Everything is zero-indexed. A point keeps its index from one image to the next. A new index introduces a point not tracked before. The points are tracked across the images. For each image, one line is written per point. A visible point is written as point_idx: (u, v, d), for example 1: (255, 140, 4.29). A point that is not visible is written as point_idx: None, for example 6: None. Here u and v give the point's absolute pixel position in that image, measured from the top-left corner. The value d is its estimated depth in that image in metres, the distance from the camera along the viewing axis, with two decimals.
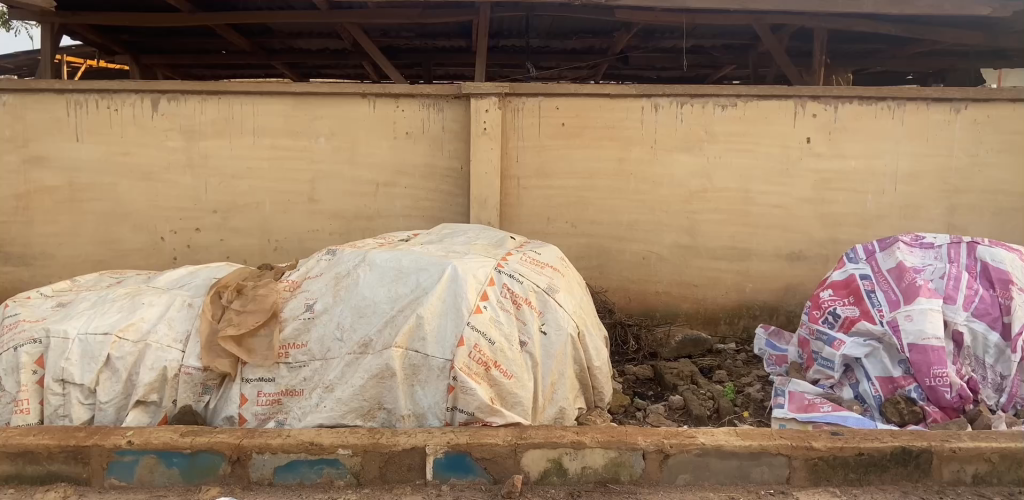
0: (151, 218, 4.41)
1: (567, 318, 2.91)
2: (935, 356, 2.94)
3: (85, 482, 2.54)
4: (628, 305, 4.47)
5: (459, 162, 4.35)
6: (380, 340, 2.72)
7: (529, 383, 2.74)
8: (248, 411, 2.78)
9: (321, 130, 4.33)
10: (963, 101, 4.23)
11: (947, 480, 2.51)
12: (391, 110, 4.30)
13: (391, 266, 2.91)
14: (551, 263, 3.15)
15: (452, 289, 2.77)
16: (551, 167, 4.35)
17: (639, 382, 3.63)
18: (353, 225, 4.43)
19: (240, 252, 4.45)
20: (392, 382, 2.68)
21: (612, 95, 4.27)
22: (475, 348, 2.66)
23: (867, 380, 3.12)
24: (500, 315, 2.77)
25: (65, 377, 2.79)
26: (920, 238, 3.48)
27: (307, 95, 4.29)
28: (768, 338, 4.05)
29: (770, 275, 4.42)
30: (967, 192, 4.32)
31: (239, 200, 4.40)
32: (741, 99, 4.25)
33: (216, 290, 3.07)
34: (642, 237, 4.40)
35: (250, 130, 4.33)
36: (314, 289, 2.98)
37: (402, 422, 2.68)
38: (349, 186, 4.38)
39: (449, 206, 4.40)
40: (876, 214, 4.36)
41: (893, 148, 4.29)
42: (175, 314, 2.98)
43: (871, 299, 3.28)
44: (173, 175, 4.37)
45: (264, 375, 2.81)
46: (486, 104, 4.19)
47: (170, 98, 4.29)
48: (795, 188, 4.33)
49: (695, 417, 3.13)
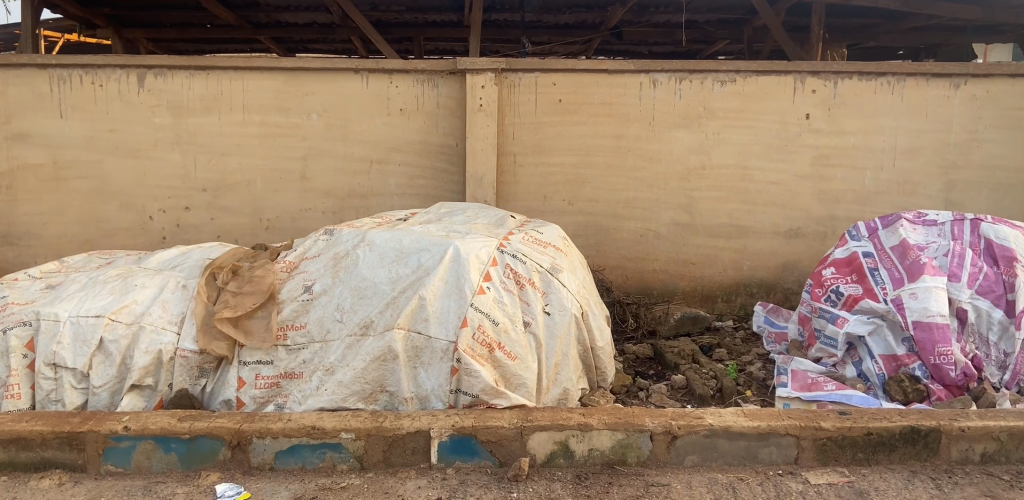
0: (139, 196, 4.30)
1: (571, 298, 2.87)
2: (939, 334, 2.93)
3: (81, 469, 2.48)
4: (625, 283, 4.43)
5: (454, 139, 4.28)
6: (381, 322, 2.67)
7: (533, 364, 2.70)
8: (246, 394, 2.72)
9: (313, 107, 4.23)
10: (963, 76, 4.19)
11: (955, 459, 2.51)
12: (384, 86, 4.21)
13: (391, 246, 2.85)
14: (554, 241, 3.09)
15: (454, 270, 2.72)
16: (547, 143, 4.29)
17: (639, 361, 3.59)
18: (346, 203, 4.34)
19: (230, 231, 4.36)
20: (394, 365, 2.62)
21: (610, 71, 4.19)
22: (479, 329, 2.62)
23: (870, 358, 3.11)
24: (503, 296, 2.73)
25: (56, 361, 2.72)
26: (922, 215, 3.46)
27: (298, 70, 4.18)
28: (767, 315, 4.07)
29: (768, 252, 4.39)
30: (965, 168, 4.30)
31: (229, 178, 4.30)
32: (740, 75, 4.19)
33: (209, 271, 2.99)
34: (640, 215, 4.35)
35: (240, 106, 4.23)
36: (312, 270, 2.91)
37: (405, 405, 2.63)
38: (342, 163, 4.30)
39: (444, 184, 4.33)
40: (875, 190, 4.33)
41: (892, 124, 4.26)
42: (169, 296, 2.91)
43: (874, 277, 3.26)
44: (160, 152, 4.27)
45: (262, 358, 2.75)
46: (482, 80, 4.11)
47: (156, 73, 4.18)
48: (793, 164, 4.29)
49: (698, 397, 3.09)
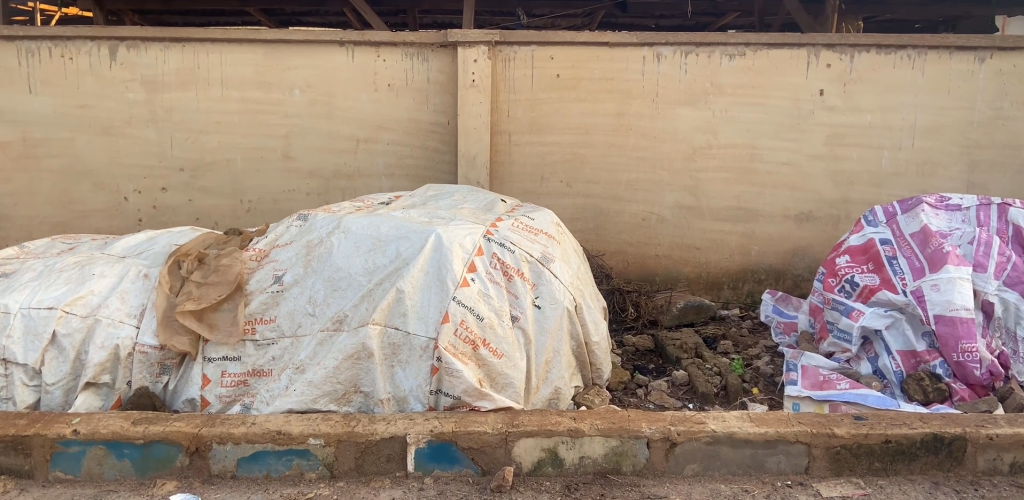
0: (113, 176, 4.08)
1: (563, 290, 2.65)
2: (963, 329, 2.71)
3: (28, 475, 2.30)
4: (625, 269, 4.20)
5: (446, 116, 4.03)
6: (356, 317, 2.46)
7: (521, 362, 2.49)
8: (211, 393, 2.52)
9: (296, 82, 3.99)
10: (988, 50, 3.91)
11: (981, 469, 2.29)
12: (371, 59, 3.96)
13: (368, 234, 2.62)
14: (547, 228, 2.85)
15: (435, 260, 2.50)
16: (545, 121, 4.04)
17: (639, 353, 3.37)
18: (332, 184, 4.11)
19: (209, 214, 4.14)
20: (369, 364, 2.41)
21: (611, 44, 3.94)
22: (462, 325, 2.41)
23: (887, 355, 2.88)
24: (489, 289, 2.51)
25: (6, 356, 2.52)
26: (945, 199, 3.20)
27: (280, 43, 3.94)
28: (775, 304, 3.83)
29: (777, 237, 4.15)
30: (988, 148, 4.02)
31: (208, 158, 4.07)
32: (750, 48, 3.94)
33: (174, 259, 2.77)
34: (643, 197, 4.11)
35: (218, 81, 3.99)
36: (282, 259, 2.68)
37: (382, 407, 2.42)
38: (326, 142, 4.06)
39: (435, 165, 4.09)
40: (892, 172, 4.07)
41: (911, 101, 3.99)
42: (129, 286, 2.69)
43: (892, 267, 3.01)
44: (135, 130, 4.04)
45: (229, 354, 2.54)
46: (475, 53, 3.87)
47: (130, 45, 3.95)
48: (806, 143, 4.04)
49: (701, 395, 2.86)
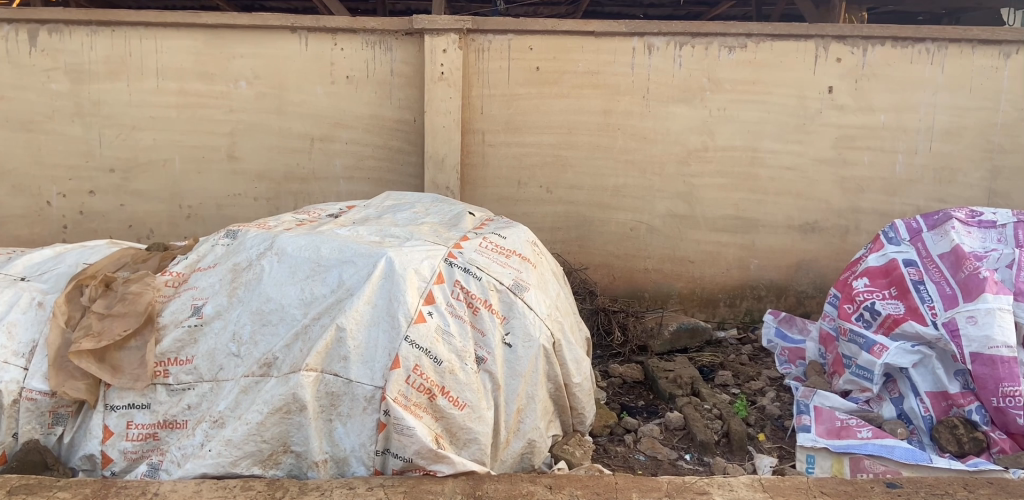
0: (34, 177, 3.62)
1: (539, 324, 2.23)
2: (1005, 370, 2.31)
3: None
4: (611, 285, 3.79)
5: (411, 113, 3.59)
6: (287, 360, 2.02)
7: (488, 414, 2.07)
8: (114, 448, 2.08)
9: (241, 72, 3.54)
10: (1014, 44, 3.51)
11: None
12: (327, 48, 3.51)
13: (305, 257, 2.19)
14: (520, 248, 2.42)
15: (385, 291, 2.07)
16: (523, 119, 3.62)
17: (626, 386, 2.98)
18: (284, 188, 3.67)
19: (144, 220, 3.69)
20: (302, 418, 1.97)
21: (597, 33, 3.52)
22: (415, 372, 1.99)
23: (915, 396, 2.50)
24: (449, 324, 2.09)
25: None
26: (976, 213, 2.82)
27: (221, 27, 3.48)
28: (779, 326, 3.42)
29: (778, 249, 3.75)
30: (1012, 152, 3.63)
31: (142, 157, 3.62)
32: (752, 39, 3.52)
33: (75, 284, 2.32)
34: (630, 205, 3.70)
35: (153, 72, 3.53)
36: (203, 286, 2.25)
37: (317, 470, 2.00)
38: (277, 140, 3.61)
39: (399, 167, 3.65)
40: (907, 178, 3.67)
41: (929, 99, 3.59)
42: (19, 317, 2.23)
43: (919, 294, 2.62)
44: (58, 125, 3.57)
45: (136, 401, 2.09)
46: (444, 42, 3.43)
47: (51, 29, 3.48)
48: (812, 146, 3.64)
49: (699, 443, 2.46)
